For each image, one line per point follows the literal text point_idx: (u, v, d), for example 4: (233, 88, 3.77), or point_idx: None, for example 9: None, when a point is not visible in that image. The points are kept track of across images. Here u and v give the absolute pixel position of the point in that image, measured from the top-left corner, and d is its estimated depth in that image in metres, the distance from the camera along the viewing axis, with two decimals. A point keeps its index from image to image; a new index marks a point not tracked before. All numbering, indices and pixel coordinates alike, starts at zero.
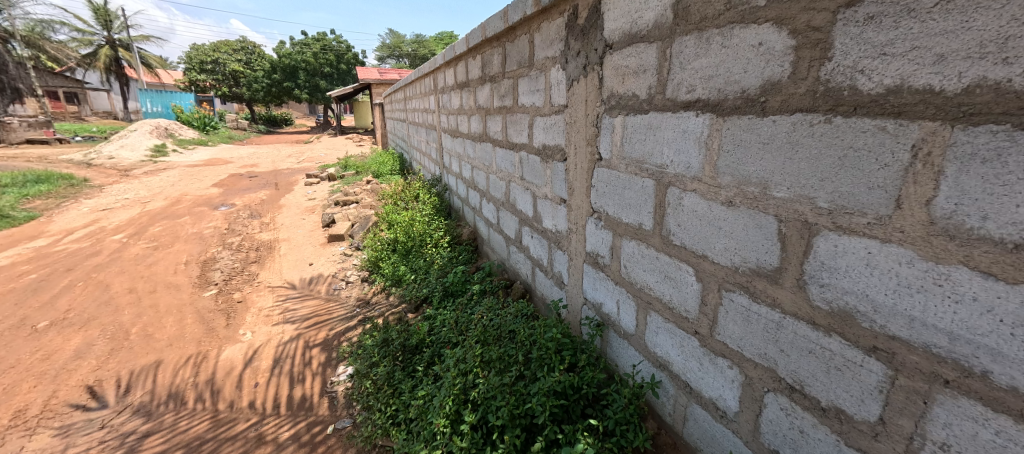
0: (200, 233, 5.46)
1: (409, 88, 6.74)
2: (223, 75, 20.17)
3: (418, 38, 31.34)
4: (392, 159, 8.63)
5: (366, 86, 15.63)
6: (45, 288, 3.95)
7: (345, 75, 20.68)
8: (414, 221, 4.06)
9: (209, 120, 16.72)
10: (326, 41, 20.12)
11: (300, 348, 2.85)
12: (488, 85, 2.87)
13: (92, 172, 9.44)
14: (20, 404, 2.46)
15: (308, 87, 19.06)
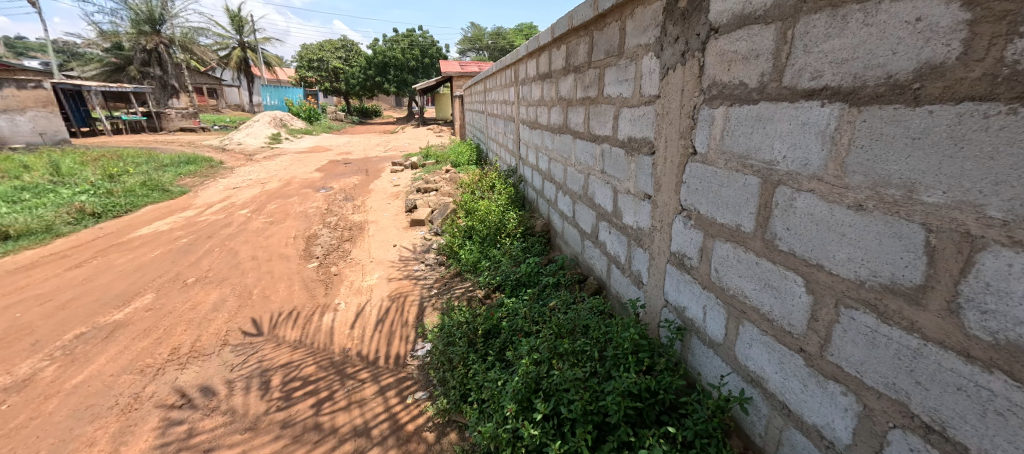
0: (305, 212, 6.18)
1: (489, 79, 6.91)
2: (327, 71, 22.38)
3: (498, 32, 31.88)
4: (470, 150, 8.93)
5: (447, 79, 16.36)
6: (192, 250, 4.76)
7: (429, 69, 21.79)
8: (490, 210, 4.17)
9: (314, 112, 18.53)
10: (413, 37, 21.41)
11: (386, 322, 3.10)
12: (572, 76, 2.82)
13: (226, 155, 11.12)
14: (176, 343, 3.01)
15: (397, 82, 20.49)
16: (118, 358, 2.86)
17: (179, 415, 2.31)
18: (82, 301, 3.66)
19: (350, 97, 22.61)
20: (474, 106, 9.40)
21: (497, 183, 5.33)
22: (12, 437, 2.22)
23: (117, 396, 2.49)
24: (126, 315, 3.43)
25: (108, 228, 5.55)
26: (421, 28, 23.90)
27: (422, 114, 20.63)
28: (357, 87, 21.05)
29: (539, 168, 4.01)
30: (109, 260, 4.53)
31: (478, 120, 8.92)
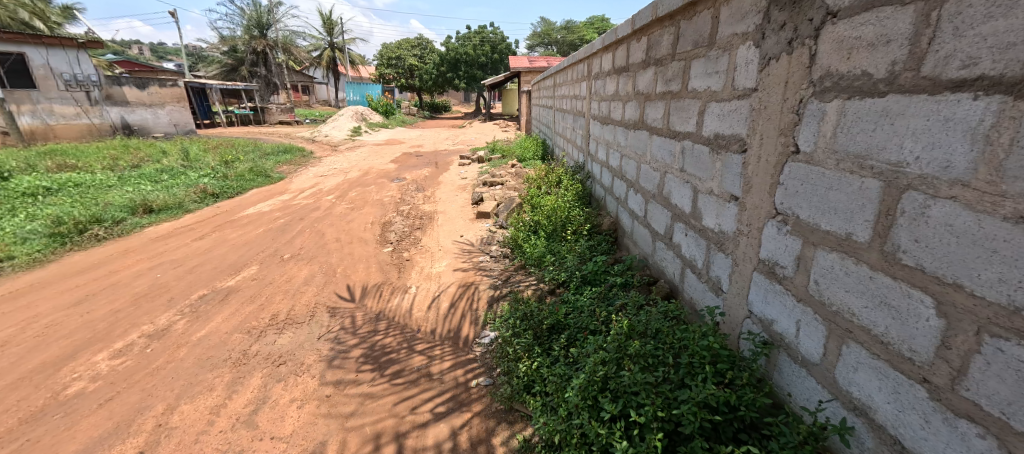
0: (381, 200, 6.63)
1: (559, 74, 6.87)
2: (403, 68, 23.59)
3: (568, 26, 31.52)
4: (536, 145, 8.95)
5: (515, 75, 16.57)
6: (288, 230, 5.34)
7: (498, 65, 22.18)
8: (556, 206, 4.14)
9: (390, 107, 20.12)
10: (484, 33, 21.94)
11: (452, 308, 3.23)
12: (653, 70, 2.70)
13: (316, 147, 12.25)
14: (276, 310, 3.41)
15: (466, 78, 21.20)
16: (231, 319, 3.31)
17: (279, 372, 2.62)
18: (203, 268, 4.28)
19: (424, 92, 23.76)
20: (541, 101, 9.42)
21: (563, 179, 5.28)
22: (154, 376, 2.67)
23: (230, 351, 2.89)
24: (236, 282, 3.95)
25: (223, 207, 6.41)
26: (492, 24, 24.36)
27: (490, 109, 21.08)
28: (430, 83, 22.00)
29: (609, 165, 3.91)
30: (223, 235, 5.24)
31: (545, 116, 8.92)
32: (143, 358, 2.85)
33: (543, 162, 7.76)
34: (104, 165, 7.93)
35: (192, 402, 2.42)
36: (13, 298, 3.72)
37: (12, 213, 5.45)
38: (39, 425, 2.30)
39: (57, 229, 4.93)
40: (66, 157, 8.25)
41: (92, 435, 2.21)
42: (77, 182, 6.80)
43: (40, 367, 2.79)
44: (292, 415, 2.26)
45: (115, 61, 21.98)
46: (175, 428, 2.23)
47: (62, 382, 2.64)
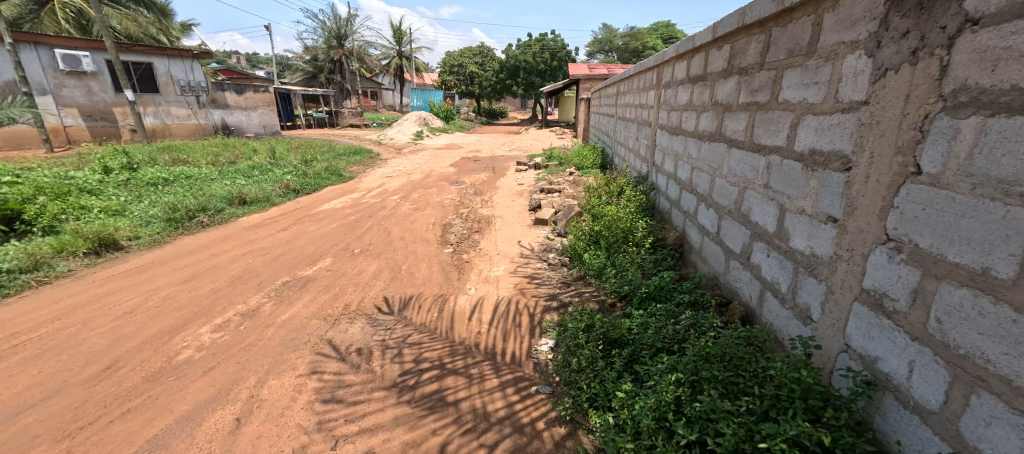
0: (442, 203, 6.90)
1: (624, 82, 6.72)
2: (465, 76, 24.45)
3: (631, 32, 30.84)
4: (595, 154, 8.82)
5: (575, 81, 16.48)
6: (358, 226, 5.74)
7: (557, 72, 22.09)
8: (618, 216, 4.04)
9: (450, 113, 20.88)
10: (545, 40, 22.09)
11: (510, 314, 3.28)
12: (736, 79, 2.56)
13: (381, 149, 13.01)
14: (349, 300, 3.68)
15: (524, 84, 21.43)
16: (310, 305, 3.62)
17: (352, 358, 2.82)
18: (286, 257, 4.73)
19: (484, 98, 24.41)
20: (602, 108, 9.26)
21: (625, 189, 5.13)
22: (247, 351, 3.00)
23: (309, 335, 3.16)
24: (314, 272, 4.32)
25: (303, 202, 7.04)
26: (553, 31, 24.40)
27: (545, 116, 21.11)
28: (490, 90, 22.53)
29: (677, 177, 3.76)
30: (303, 227, 5.75)
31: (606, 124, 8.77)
32: (237, 334, 3.21)
33: (603, 171, 7.63)
34: (208, 161, 9.07)
35: (279, 378, 2.68)
36: (139, 272, 4.35)
37: (139, 199, 6.40)
38: (156, 385, 2.66)
39: (172, 215, 5.69)
40: (179, 153, 9.53)
41: (200, 398, 2.53)
42: (187, 174, 7.83)
43: (158, 334, 3.24)
44: (364, 400, 2.43)
45: (217, 69, 24.89)
46: (265, 400, 2.48)
47: (175, 349, 3.04)
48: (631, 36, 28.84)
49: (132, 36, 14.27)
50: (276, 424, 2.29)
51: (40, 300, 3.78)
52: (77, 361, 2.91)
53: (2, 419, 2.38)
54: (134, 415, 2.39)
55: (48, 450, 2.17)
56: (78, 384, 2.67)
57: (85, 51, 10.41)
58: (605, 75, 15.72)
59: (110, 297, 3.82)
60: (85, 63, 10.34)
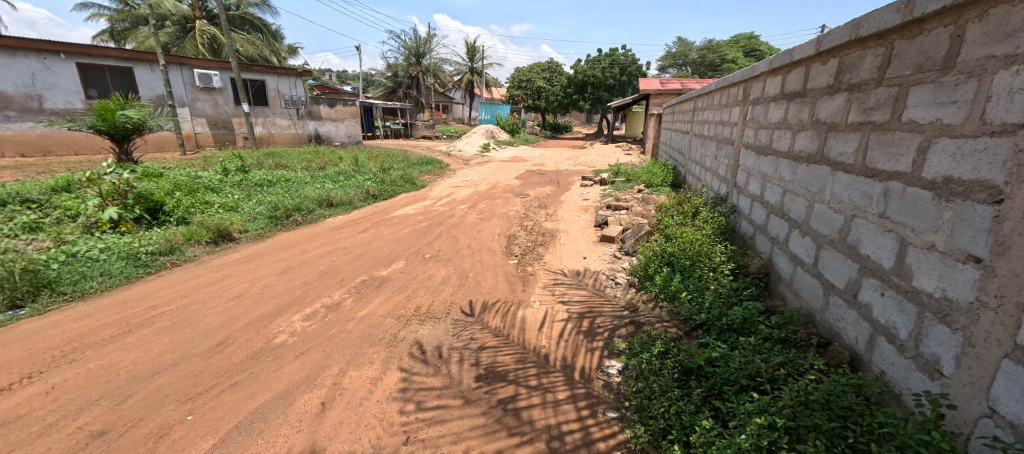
0: (507, 214, 7.04)
1: (704, 97, 6.40)
2: (533, 90, 24.92)
3: (707, 45, 29.36)
4: (665, 171, 8.47)
5: (645, 96, 16.03)
6: (428, 232, 6.05)
7: (626, 87, 21.66)
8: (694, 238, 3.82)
9: (516, 126, 21.34)
10: (615, 55, 21.83)
11: (574, 331, 3.23)
12: (844, 96, 2.33)
13: (451, 160, 13.61)
14: (419, 302, 3.87)
15: (592, 99, 21.23)
16: (385, 304, 3.87)
17: (422, 359, 2.95)
18: (365, 257, 5.11)
19: (552, 113, 24.58)
20: (676, 124, 8.91)
21: (700, 209, 4.82)
22: (331, 341, 3.27)
23: (384, 332, 3.37)
24: (389, 273, 4.62)
25: (380, 207, 7.58)
26: (624, 46, 24.09)
27: (611, 131, 20.72)
28: (557, 104, 22.74)
29: (764, 200, 3.48)
30: (380, 231, 6.17)
31: (680, 141, 8.40)
32: (323, 325, 3.52)
33: (675, 190, 7.29)
34: (303, 166, 10.14)
35: (358, 369, 2.89)
36: (246, 262, 4.95)
37: (247, 198, 7.32)
38: (256, 363, 2.99)
39: (273, 213, 6.43)
40: (280, 158, 10.79)
41: (293, 379, 2.81)
42: (287, 178, 8.81)
43: (260, 318, 3.66)
44: (433, 401, 2.53)
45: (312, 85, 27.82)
46: (346, 388, 2.69)
47: (273, 333, 3.41)
48: (705, 49, 27.53)
49: (251, 57, 16.54)
50: (355, 414, 2.46)
51: (171, 279, 4.44)
52: (196, 335, 3.37)
53: (142, 378, 2.82)
54: (240, 388, 2.71)
55: (175, 409, 2.52)
56: (198, 356, 3.09)
57: (215, 71, 12.33)
58: (677, 90, 15.16)
59: (224, 282, 4.39)
60: (214, 80, 12.24)
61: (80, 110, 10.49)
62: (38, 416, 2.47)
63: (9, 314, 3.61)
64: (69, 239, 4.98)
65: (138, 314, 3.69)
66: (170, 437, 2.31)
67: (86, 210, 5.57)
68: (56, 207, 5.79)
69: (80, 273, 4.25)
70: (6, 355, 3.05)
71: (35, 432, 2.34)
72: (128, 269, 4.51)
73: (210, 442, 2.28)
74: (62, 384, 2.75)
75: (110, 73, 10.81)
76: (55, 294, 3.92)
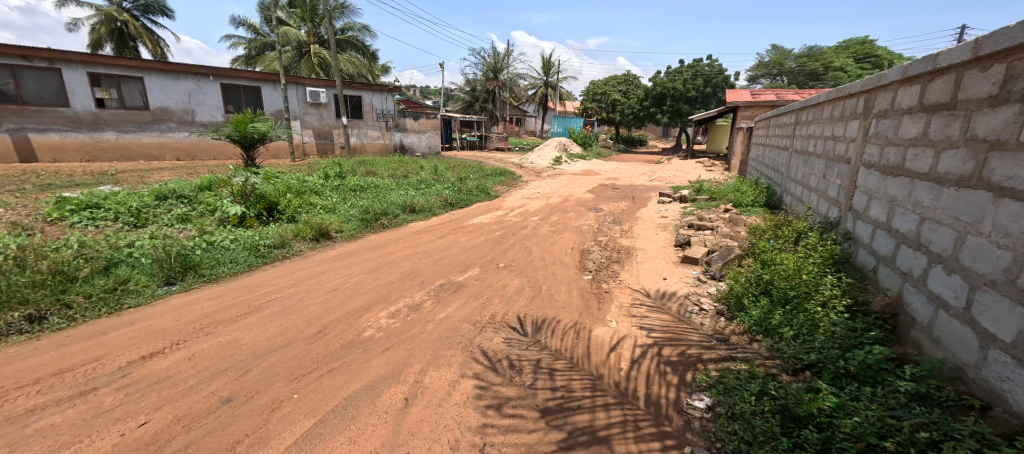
0: (580, 228, 6.93)
1: (810, 110, 5.77)
2: (607, 103, 24.64)
3: (807, 52, 26.63)
4: (757, 190, 7.74)
5: (733, 109, 14.93)
6: (502, 242, 6.18)
7: (710, 98, 20.33)
8: (797, 265, 3.41)
9: (589, 139, 21.13)
10: (699, 65, 20.62)
11: (654, 357, 3.04)
12: (1014, 109, 1.96)
13: (521, 171, 13.81)
14: (494, 311, 3.93)
15: (671, 112, 20.25)
16: (461, 309, 4.00)
17: (497, 368, 2.97)
18: (443, 262, 5.35)
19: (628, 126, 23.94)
20: (771, 139, 8.12)
21: (804, 234, 4.29)
22: (413, 339, 3.46)
23: (461, 336, 3.48)
24: (465, 279, 4.78)
25: (456, 215, 7.92)
26: (710, 55, 22.75)
27: (691, 146, 19.57)
28: (631, 117, 22.01)
29: (890, 227, 3.02)
30: (457, 237, 6.43)
31: (776, 157, 7.63)
32: (405, 324, 3.73)
33: (771, 212, 6.60)
34: (389, 174, 11.01)
35: (437, 370, 3.00)
36: (341, 259, 5.45)
37: (344, 201, 8.10)
38: (348, 353, 3.26)
39: (365, 216, 7.03)
40: (371, 166, 11.82)
41: (379, 372, 3.01)
42: (376, 184, 9.60)
43: (352, 311, 4.00)
44: (508, 412, 2.54)
45: (399, 99, 30.13)
46: (427, 388, 2.81)
47: (362, 326, 3.69)
48: (805, 56, 24.98)
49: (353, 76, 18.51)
50: (434, 413, 2.56)
51: (282, 270, 5.05)
52: (301, 321, 3.77)
53: (259, 355, 3.21)
54: (336, 375, 2.97)
55: (284, 387, 2.83)
56: (302, 340, 3.46)
57: (323, 88, 14.01)
58: (771, 101, 13.91)
59: (323, 276, 4.87)
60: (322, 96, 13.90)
61: (221, 122, 12.48)
62: (182, 378, 2.92)
63: (165, 289, 4.36)
64: (209, 230, 5.92)
65: (257, 298, 4.25)
66: (280, 411, 2.60)
67: (221, 207, 6.60)
68: (200, 203, 6.92)
69: (216, 258, 5.01)
70: (160, 324, 3.67)
71: (180, 391, 2.77)
72: (250, 258, 5.22)
73: (311, 420, 2.52)
74: (200, 353, 3.24)
75: (244, 92, 12.80)
76: (197, 276, 4.66)
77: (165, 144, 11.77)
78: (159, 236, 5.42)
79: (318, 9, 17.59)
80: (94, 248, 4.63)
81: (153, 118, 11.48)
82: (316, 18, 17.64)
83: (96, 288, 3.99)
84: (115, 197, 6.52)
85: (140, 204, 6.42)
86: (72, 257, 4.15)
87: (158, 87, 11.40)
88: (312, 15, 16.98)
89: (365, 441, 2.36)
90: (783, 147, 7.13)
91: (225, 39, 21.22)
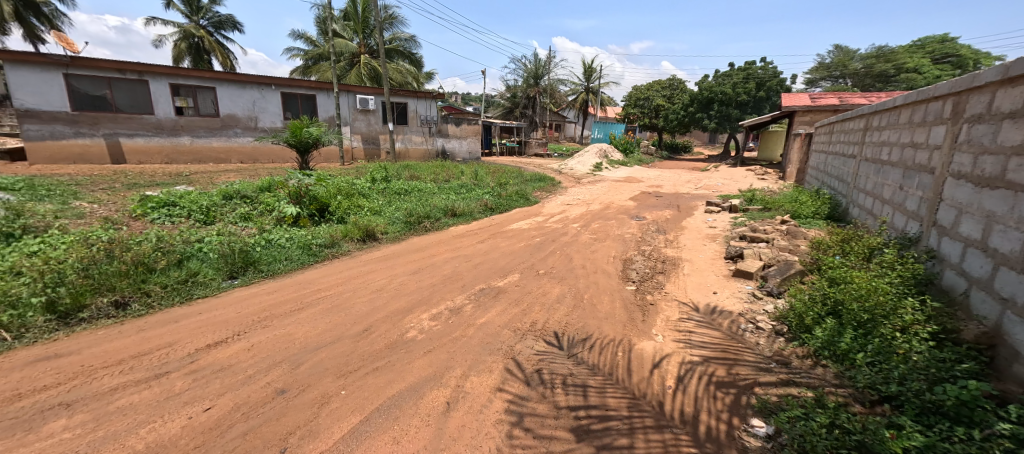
0: (623, 236, 6.74)
1: (883, 114, 5.29)
2: (650, 109, 24.11)
3: (875, 52, 24.63)
4: (818, 200, 7.20)
5: (790, 113, 14.05)
6: (543, 248, 6.13)
7: (761, 103, 19.00)
8: (872, 284, 3.08)
9: (630, 145, 20.71)
10: (751, 68, 19.40)
11: (705, 377, 2.87)
12: None
13: (561, 177, 13.70)
14: (535, 318, 3.89)
15: (718, 117, 19.32)
16: (502, 315, 3.98)
17: (538, 379, 2.92)
18: (483, 266, 5.37)
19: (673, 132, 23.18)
20: (835, 146, 7.54)
21: (877, 250, 3.91)
22: (454, 343, 3.48)
23: (501, 343, 3.46)
24: (505, 284, 4.77)
25: (496, 220, 7.96)
26: (764, 57, 21.60)
27: (741, 153, 18.62)
28: (676, 123, 21.26)
29: (987, 245, 2.67)
30: (497, 242, 6.45)
31: (840, 166, 7.08)
32: (447, 327, 3.76)
33: (835, 224, 6.10)
34: (432, 178, 11.29)
35: (478, 376, 3.00)
36: (386, 260, 5.61)
37: (389, 204, 8.38)
38: (392, 353, 3.33)
39: (409, 219, 7.23)
40: (414, 170, 12.18)
41: (422, 374, 3.04)
42: (419, 187, 9.86)
43: (396, 312, 4.09)
44: (550, 426, 2.47)
45: (443, 104, 30.95)
46: (468, 393, 2.81)
47: (406, 327, 3.77)
48: (872, 56, 23.12)
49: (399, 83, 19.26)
50: (475, 419, 2.55)
51: (331, 269, 5.27)
52: (348, 319, 3.90)
53: (310, 350, 3.35)
54: (380, 374, 3.04)
55: (333, 382, 2.93)
56: (349, 338, 3.57)
57: (372, 96, 14.68)
58: (833, 105, 12.99)
59: (369, 276, 5.04)
60: (370, 103, 14.57)
61: (280, 128, 13.35)
62: (242, 367, 3.10)
63: (229, 282, 4.68)
64: (267, 228, 6.32)
65: (309, 294, 4.46)
66: (330, 405, 2.69)
67: (278, 207, 7.02)
68: (260, 203, 7.38)
69: (273, 256, 5.32)
70: (223, 315, 3.93)
71: (241, 380, 2.94)
72: (303, 256, 5.51)
73: (358, 417, 2.58)
74: (258, 344, 3.43)
75: (301, 99, 13.65)
76: (256, 271, 4.97)
77: (231, 148, 12.74)
78: (224, 233, 5.84)
79: (369, 20, 18.45)
80: (169, 242, 5.05)
81: (222, 124, 12.46)
82: (367, 29, 18.56)
83: (171, 279, 4.34)
84: (188, 196, 7.12)
85: (210, 203, 6.97)
86: (151, 250, 4.54)
87: (227, 96, 12.39)
88: (363, 26, 17.88)
89: (409, 442, 2.38)
90: (850, 155, 6.58)
91: (286, 51, 22.70)
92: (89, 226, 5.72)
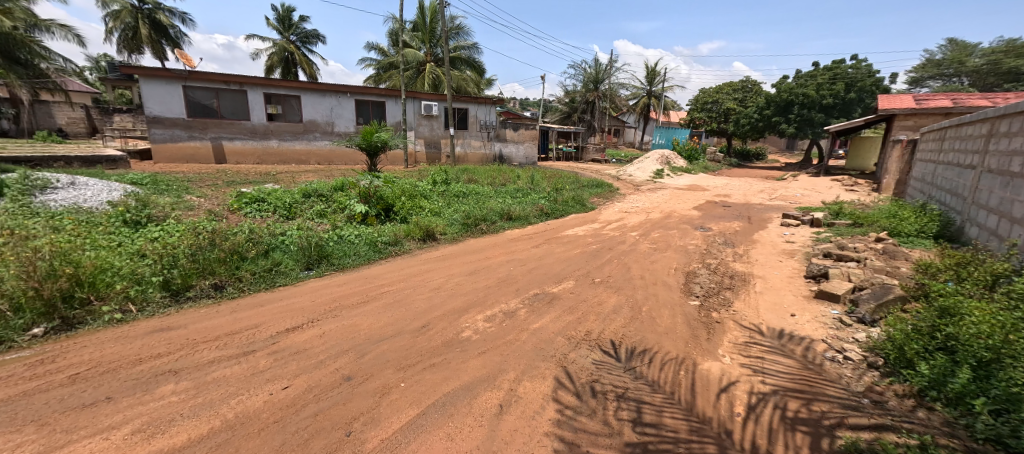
0: (686, 247, 6.38)
1: (1015, 117, 4.51)
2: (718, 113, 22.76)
3: (1000, 45, 21.22)
4: (923, 217, 6.30)
5: (888, 117, 12.48)
6: (599, 255, 5.98)
7: (850, 105, 17.07)
8: (997, 318, 2.61)
9: (695, 152, 19.66)
10: (840, 68, 17.54)
11: (780, 408, 2.61)
12: None
13: (620, 184, 13.32)
14: (590, 328, 3.78)
15: (798, 122, 17.61)
16: (557, 322, 3.91)
17: (593, 390, 2.83)
18: (537, 271, 5.34)
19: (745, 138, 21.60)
20: (948, 155, 6.56)
21: (1003, 278, 3.32)
22: (508, 346, 3.48)
23: (555, 350, 3.39)
24: (559, 291, 4.70)
25: (552, 225, 7.90)
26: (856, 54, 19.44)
27: (826, 161, 16.86)
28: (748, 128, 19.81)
29: None
30: (552, 247, 6.40)
31: (954, 177, 6.15)
32: (500, 329, 3.78)
33: (947, 245, 5.28)
34: (490, 181, 11.49)
35: (531, 381, 2.96)
36: (444, 260, 5.78)
37: (448, 205, 8.65)
38: (449, 351, 3.40)
39: (467, 220, 7.41)
40: (473, 173, 12.48)
41: (476, 373, 3.08)
42: (477, 190, 10.07)
43: (453, 311, 4.18)
44: (605, 440, 2.37)
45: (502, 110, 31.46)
46: (521, 397, 2.79)
47: (461, 327, 3.83)
48: (997, 50, 19.83)
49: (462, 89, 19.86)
50: (529, 425, 2.52)
51: (394, 266, 5.52)
52: (408, 315, 4.06)
53: (374, 342, 3.52)
54: (437, 370, 3.11)
55: (394, 374, 3.05)
56: (409, 332, 3.71)
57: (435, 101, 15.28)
58: (943, 108, 11.38)
59: (428, 274, 5.21)
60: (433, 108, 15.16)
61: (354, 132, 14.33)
62: (314, 352, 3.33)
63: (305, 273, 5.08)
64: (339, 224, 6.79)
65: (374, 289, 4.71)
66: (390, 396, 2.80)
67: (349, 205, 7.52)
68: (333, 201, 7.96)
69: (343, 250, 5.69)
70: (299, 303, 4.26)
71: (313, 364, 3.16)
72: (369, 252, 5.84)
73: (415, 411, 2.66)
74: (328, 332, 3.68)
75: (373, 106, 14.56)
76: (329, 264, 5.35)
77: (311, 151, 13.89)
78: (302, 227, 6.36)
79: (435, 30, 19.32)
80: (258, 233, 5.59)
81: (305, 129, 13.64)
82: (434, 38, 19.43)
83: (258, 267, 4.81)
84: (274, 193, 7.86)
85: (291, 200, 7.63)
86: (245, 240, 5.06)
87: (310, 103, 13.55)
88: (429, 35, 18.74)
89: (462, 440, 2.41)
90: (968, 165, 5.69)
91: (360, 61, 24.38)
92: (196, 217, 6.53)
